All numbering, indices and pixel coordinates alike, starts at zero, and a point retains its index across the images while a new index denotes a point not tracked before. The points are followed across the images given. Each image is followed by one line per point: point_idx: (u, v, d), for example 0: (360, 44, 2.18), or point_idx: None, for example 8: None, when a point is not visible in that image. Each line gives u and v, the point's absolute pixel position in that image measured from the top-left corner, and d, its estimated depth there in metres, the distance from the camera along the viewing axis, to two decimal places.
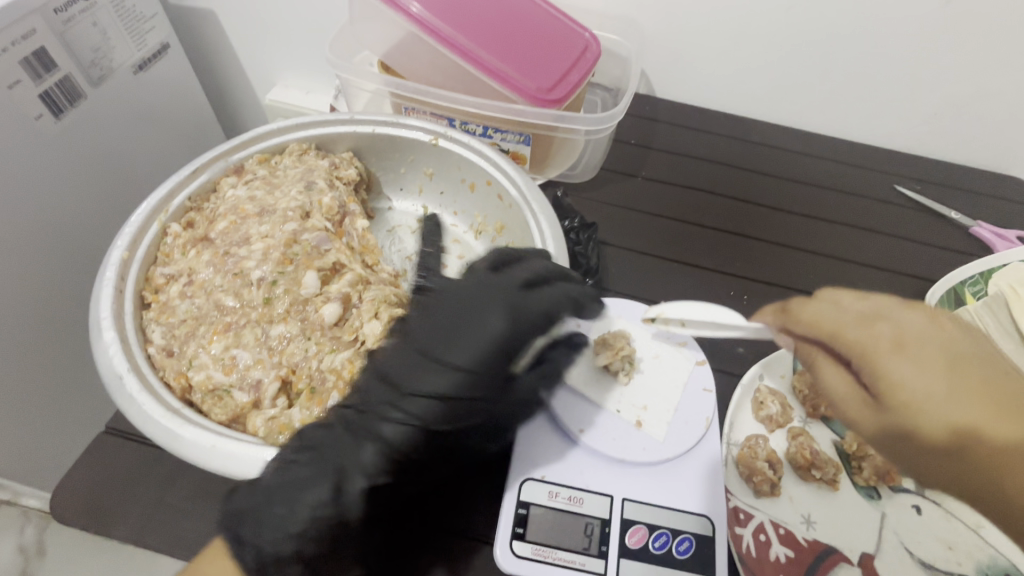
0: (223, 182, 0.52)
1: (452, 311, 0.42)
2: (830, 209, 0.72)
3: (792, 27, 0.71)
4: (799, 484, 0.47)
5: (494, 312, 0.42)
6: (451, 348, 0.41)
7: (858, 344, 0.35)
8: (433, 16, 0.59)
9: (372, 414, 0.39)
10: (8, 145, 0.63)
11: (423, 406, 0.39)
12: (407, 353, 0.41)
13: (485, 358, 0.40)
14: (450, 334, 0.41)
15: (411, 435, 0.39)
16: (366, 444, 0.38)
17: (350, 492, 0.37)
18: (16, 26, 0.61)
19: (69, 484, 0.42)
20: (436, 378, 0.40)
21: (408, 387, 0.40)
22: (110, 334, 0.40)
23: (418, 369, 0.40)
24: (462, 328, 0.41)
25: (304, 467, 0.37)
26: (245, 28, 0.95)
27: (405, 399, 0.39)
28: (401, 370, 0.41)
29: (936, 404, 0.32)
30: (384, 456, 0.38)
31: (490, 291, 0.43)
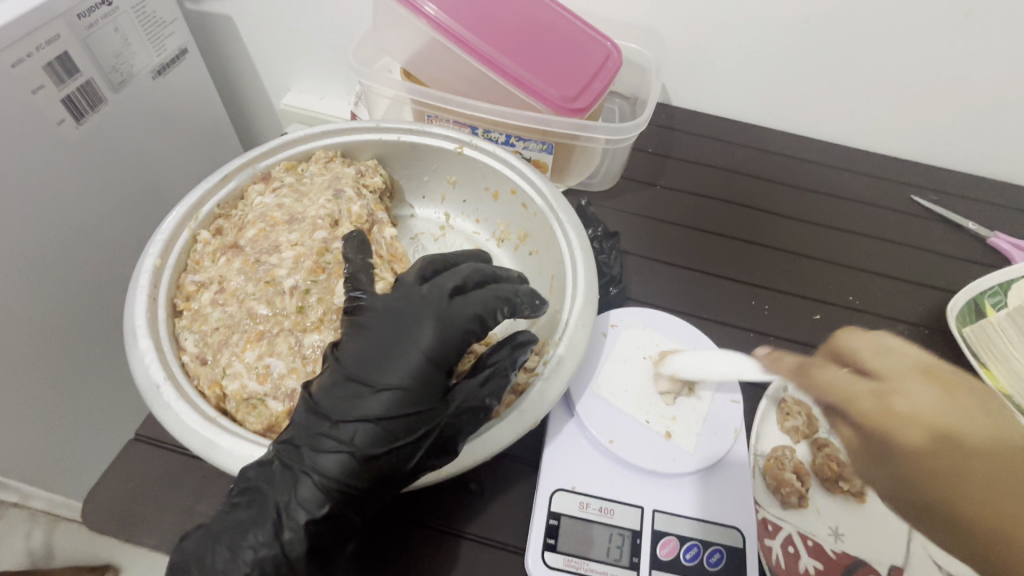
0: (251, 189, 0.52)
1: (380, 331, 0.39)
2: (847, 220, 0.72)
3: (812, 37, 0.71)
4: (826, 496, 0.46)
5: (422, 323, 0.39)
6: (378, 368, 0.38)
7: (867, 415, 0.31)
8: (458, 24, 0.59)
9: (306, 449, 0.37)
10: (33, 150, 0.64)
11: (356, 432, 0.36)
12: (338, 380, 0.38)
13: (411, 373, 0.38)
14: (375, 354, 0.38)
15: (344, 468, 0.36)
16: (304, 479, 0.36)
17: (292, 529, 0.35)
18: (42, 32, 0.62)
19: (99, 492, 0.42)
20: (366, 401, 0.37)
21: (339, 414, 0.37)
22: (146, 342, 0.40)
23: (350, 395, 0.37)
24: (387, 346, 0.39)
25: (246, 508, 0.36)
26: (262, 34, 0.95)
27: (336, 429, 0.37)
28: (331, 398, 0.38)
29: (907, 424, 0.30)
30: (323, 490, 0.36)
31: (413, 304, 0.40)
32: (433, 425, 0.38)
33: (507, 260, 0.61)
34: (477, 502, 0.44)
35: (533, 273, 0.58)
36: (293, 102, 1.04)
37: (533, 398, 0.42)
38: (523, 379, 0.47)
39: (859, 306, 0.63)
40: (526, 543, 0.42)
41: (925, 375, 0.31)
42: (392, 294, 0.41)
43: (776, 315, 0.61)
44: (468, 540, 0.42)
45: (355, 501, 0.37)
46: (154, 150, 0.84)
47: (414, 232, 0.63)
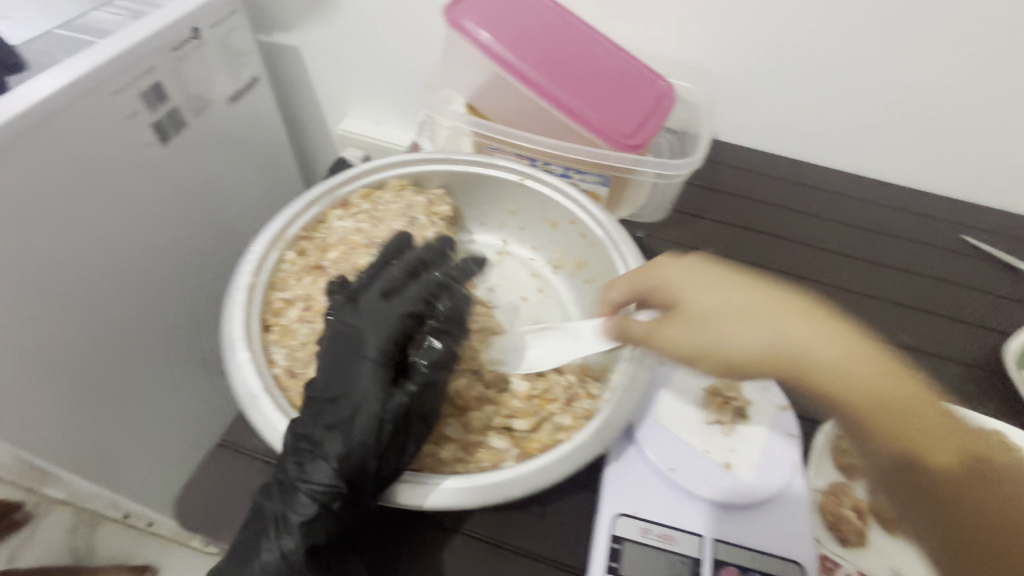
0: (332, 215, 0.55)
1: (338, 343, 0.42)
2: (899, 257, 0.73)
3: (861, 78, 0.73)
4: (886, 536, 0.46)
5: (368, 331, 0.41)
6: (338, 378, 0.41)
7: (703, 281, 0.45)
8: (523, 62, 0.63)
9: (291, 464, 0.39)
10: (123, 169, 0.69)
11: (330, 440, 0.39)
12: (313, 399, 0.41)
13: (366, 378, 0.40)
14: (337, 369, 0.41)
15: (327, 475, 0.38)
16: (297, 490, 0.39)
17: (290, 534, 0.39)
18: (139, 63, 0.69)
19: (188, 493, 0.45)
20: (335, 410, 0.40)
21: (315, 427, 0.40)
22: (244, 354, 0.43)
23: (321, 409, 0.40)
24: (346, 360, 0.41)
25: (253, 520, 0.40)
26: (326, 65, 1.02)
27: (315, 440, 0.39)
28: (309, 414, 0.40)
29: (784, 327, 0.40)
30: (314, 498, 0.38)
31: (365, 320, 0.42)
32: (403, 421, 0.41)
33: (562, 287, 0.64)
34: (539, 522, 0.45)
35: (590, 300, 0.61)
36: (349, 128, 1.10)
37: (609, 417, 0.43)
38: (588, 404, 0.48)
39: (912, 344, 0.63)
40: (588, 565, 0.43)
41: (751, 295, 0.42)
42: (344, 309, 0.44)
43: None
44: (529, 559, 0.44)
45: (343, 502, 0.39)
46: (222, 171, 0.90)
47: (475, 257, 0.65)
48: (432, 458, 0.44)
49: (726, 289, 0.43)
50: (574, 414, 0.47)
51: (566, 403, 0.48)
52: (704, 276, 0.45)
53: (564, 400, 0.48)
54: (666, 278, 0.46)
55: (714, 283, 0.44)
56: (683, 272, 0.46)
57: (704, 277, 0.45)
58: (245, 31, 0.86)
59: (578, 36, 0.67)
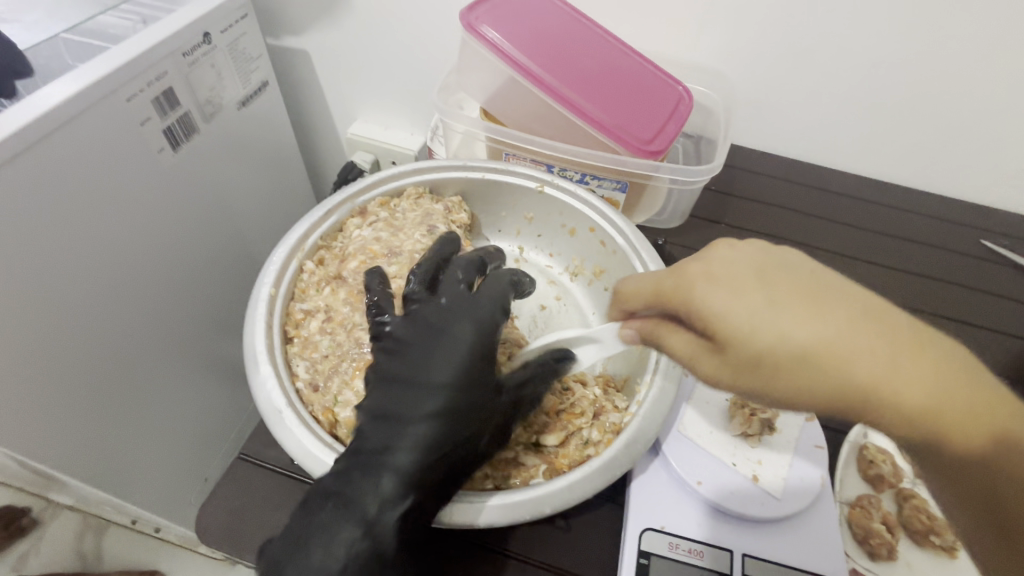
0: (350, 223, 0.54)
1: (421, 334, 0.42)
2: (918, 263, 0.72)
3: (881, 82, 0.72)
4: (915, 549, 0.46)
5: (460, 322, 0.42)
6: (429, 366, 0.40)
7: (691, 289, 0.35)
8: (540, 67, 0.62)
9: (383, 450, 0.38)
10: (135, 175, 0.69)
11: (426, 426, 0.39)
12: (396, 386, 0.40)
13: (461, 366, 0.41)
14: (428, 358, 0.41)
15: (421, 458, 0.38)
16: (384, 476, 0.37)
17: (382, 523, 0.37)
18: (151, 69, 0.68)
19: (207, 509, 0.44)
20: (428, 397, 0.39)
21: (407, 414, 0.39)
22: (266, 367, 0.42)
23: (410, 396, 0.40)
24: (439, 351, 0.41)
25: (328, 509, 0.37)
26: (336, 68, 1.02)
27: (411, 423, 0.39)
28: (395, 401, 0.40)
29: (867, 360, 0.31)
30: (407, 484, 0.38)
31: (457, 312, 0.43)
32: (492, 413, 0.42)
33: (581, 295, 0.63)
34: (565, 537, 0.45)
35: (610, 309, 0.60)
36: (358, 131, 1.09)
37: (635, 433, 0.43)
38: (616, 417, 0.46)
39: None
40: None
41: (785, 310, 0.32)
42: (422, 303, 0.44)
43: None
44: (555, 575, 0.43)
45: (437, 488, 0.39)
46: (232, 177, 0.89)
47: None
48: None
49: (787, 319, 0.32)
50: (602, 428, 0.46)
51: (594, 417, 0.47)
52: (754, 299, 0.33)
53: (591, 414, 0.46)
54: (704, 298, 0.34)
55: (770, 307, 0.32)
56: (726, 293, 0.33)
57: (754, 298, 0.33)
58: (255, 36, 0.86)
59: (595, 40, 0.66)
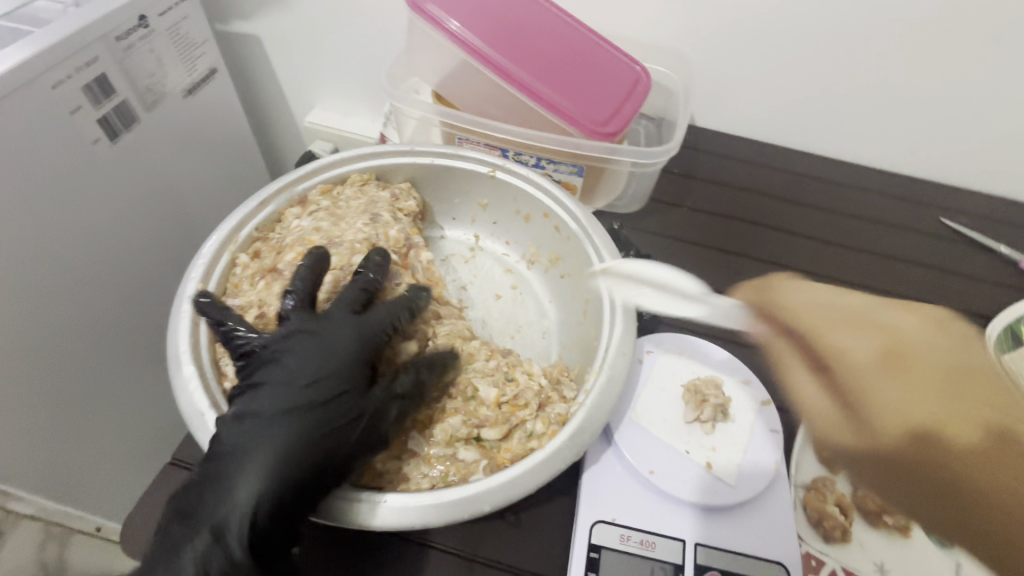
0: (289, 213, 0.52)
1: (294, 337, 0.41)
2: (880, 243, 0.71)
3: (841, 59, 0.71)
4: (869, 530, 0.46)
5: (338, 327, 0.42)
6: (297, 366, 0.40)
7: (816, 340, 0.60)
8: (490, 48, 0.60)
9: (233, 451, 0.38)
10: (69, 167, 0.65)
11: (285, 425, 0.39)
12: (264, 387, 0.40)
13: (331, 367, 0.41)
14: (297, 356, 0.41)
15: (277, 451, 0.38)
16: (238, 483, 0.37)
17: (232, 531, 0.37)
18: (80, 54, 0.64)
19: (134, 520, 0.42)
20: (288, 399, 0.40)
21: (266, 412, 0.39)
22: (190, 368, 0.40)
23: (273, 394, 0.40)
24: (309, 348, 0.41)
25: (181, 520, 0.37)
26: (290, 54, 0.98)
27: (268, 422, 0.39)
28: (256, 402, 0.39)
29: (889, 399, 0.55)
30: (257, 489, 0.37)
31: (336, 317, 0.43)
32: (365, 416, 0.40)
33: (537, 283, 0.61)
34: (516, 533, 0.43)
35: (566, 297, 0.58)
36: (317, 121, 1.06)
37: (579, 425, 0.41)
38: (562, 408, 0.44)
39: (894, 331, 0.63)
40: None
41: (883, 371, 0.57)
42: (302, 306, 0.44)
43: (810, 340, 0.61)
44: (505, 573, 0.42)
45: (294, 495, 0.38)
46: (182, 169, 0.85)
47: (446, 253, 0.63)
48: (397, 472, 0.42)
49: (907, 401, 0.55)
50: (547, 420, 0.43)
51: (539, 409, 0.44)
52: (888, 400, 0.55)
53: (536, 406, 0.44)
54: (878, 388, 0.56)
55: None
56: (885, 399, 0.55)
57: (908, 399, 0.55)
58: (199, 20, 0.81)
59: (548, 15, 0.63)
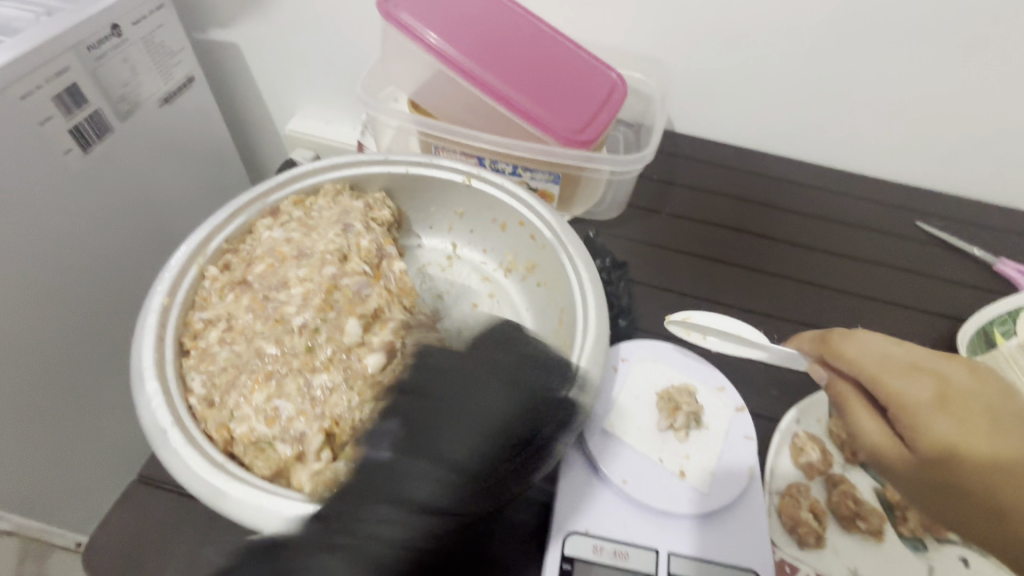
0: (260, 224, 0.51)
1: (437, 403, 0.41)
2: (857, 247, 0.72)
3: (815, 65, 0.72)
4: (843, 535, 0.46)
5: (480, 394, 0.42)
6: (435, 436, 0.40)
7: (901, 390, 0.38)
8: (465, 56, 0.60)
9: (354, 520, 0.36)
10: (39, 177, 0.64)
11: (415, 501, 0.37)
12: (401, 452, 0.39)
13: (476, 436, 0.40)
14: (431, 423, 0.41)
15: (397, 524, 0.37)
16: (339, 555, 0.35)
17: None
18: (51, 63, 0.63)
19: (95, 541, 0.41)
20: (427, 473, 0.38)
21: (405, 483, 0.38)
22: (152, 384, 0.39)
23: (411, 463, 0.39)
24: (454, 416, 0.41)
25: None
26: (269, 62, 0.97)
27: (403, 494, 0.37)
28: (388, 470, 0.38)
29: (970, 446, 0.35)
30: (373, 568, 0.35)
31: (477, 380, 0.43)
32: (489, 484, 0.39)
33: (514, 292, 0.61)
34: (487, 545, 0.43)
35: (543, 305, 0.58)
36: (298, 128, 1.05)
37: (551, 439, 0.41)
38: None
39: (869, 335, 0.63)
40: None
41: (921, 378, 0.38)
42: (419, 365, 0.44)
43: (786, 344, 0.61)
44: None
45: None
46: (159, 178, 0.84)
47: (422, 262, 0.62)
48: None
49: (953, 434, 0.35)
50: None
51: None
52: (932, 422, 0.36)
53: None
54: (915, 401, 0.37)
55: (1002, 439, 0.34)
56: (929, 421, 0.36)
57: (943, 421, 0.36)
58: (175, 28, 0.81)
59: (523, 25, 0.64)
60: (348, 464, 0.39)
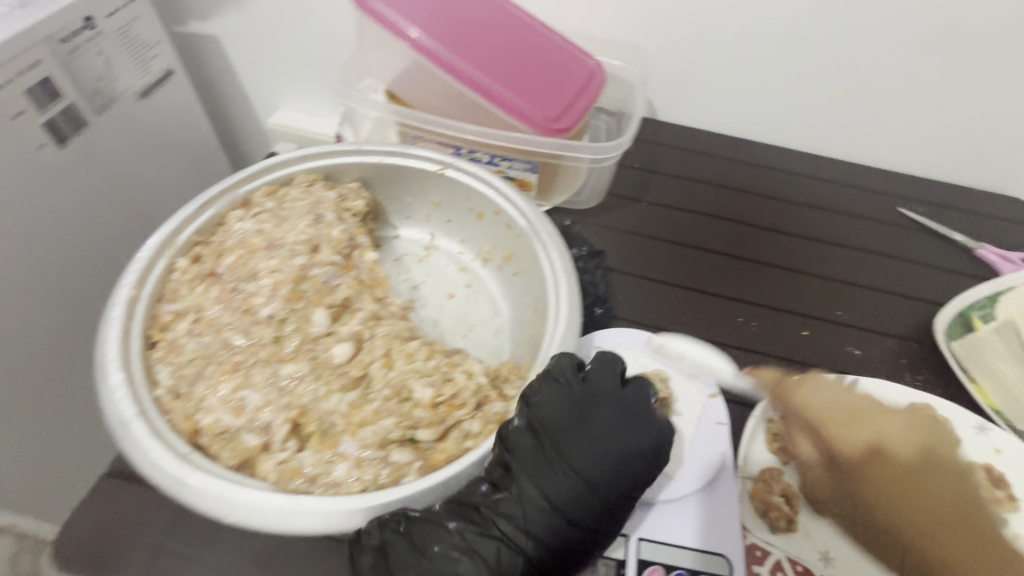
0: (231, 216, 0.51)
1: (581, 422, 0.42)
2: (838, 233, 0.72)
3: (796, 50, 0.72)
4: (815, 519, 0.46)
5: (612, 420, 0.42)
6: (573, 454, 0.40)
7: (841, 432, 0.50)
8: (439, 44, 0.59)
9: (478, 521, 0.39)
10: (12, 172, 0.63)
11: (533, 517, 0.39)
12: (528, 463, 0.40)
13: (599, 462, 0.40)
14: (569, 453, 0.41)
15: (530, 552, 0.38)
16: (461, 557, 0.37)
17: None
18: (21, 57, 0.62)
19: (69, 531, 0.42)
20: (553, 488, 0.39)
21: (529, 495, 0.39)
22: (117, 376, 0.40)
23: (538, 474, 0.40)
24: (601, 444, 0.41)
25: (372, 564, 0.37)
26: (250, 54, 0.96)
27: (523, 502, 0.39)
28: (518, 479, 0.40)
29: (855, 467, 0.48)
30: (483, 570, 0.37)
31: (614, 404, 0.43)
32: (609, 515, 0.40)
33: (491, 282, 0.60)
34: None
35: (518, 294, 0.58)
36: (280, 121, 1.04)
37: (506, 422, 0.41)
38: (501, 407, 0.43)
39: (847, 320, 0.63)
40: None
41: (848, 418, 0.51)
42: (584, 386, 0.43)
43: (764, 330, 0.61)
44: None
45: None
46: (140, 173, 0.84)
47: (399, 253, 0.62)
48: (327, 479, 0.38)
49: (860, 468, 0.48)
50: (484, 419, 0.42)
51: (476, 408, 0.43)
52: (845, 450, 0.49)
53: (473, 405, 0.42)
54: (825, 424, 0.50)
55: (891, 480, 0.47)
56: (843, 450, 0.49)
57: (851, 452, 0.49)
58: (152, 20, 0.80)
59: (497, 12, 0.63)
60: (312, 454, 0.39)
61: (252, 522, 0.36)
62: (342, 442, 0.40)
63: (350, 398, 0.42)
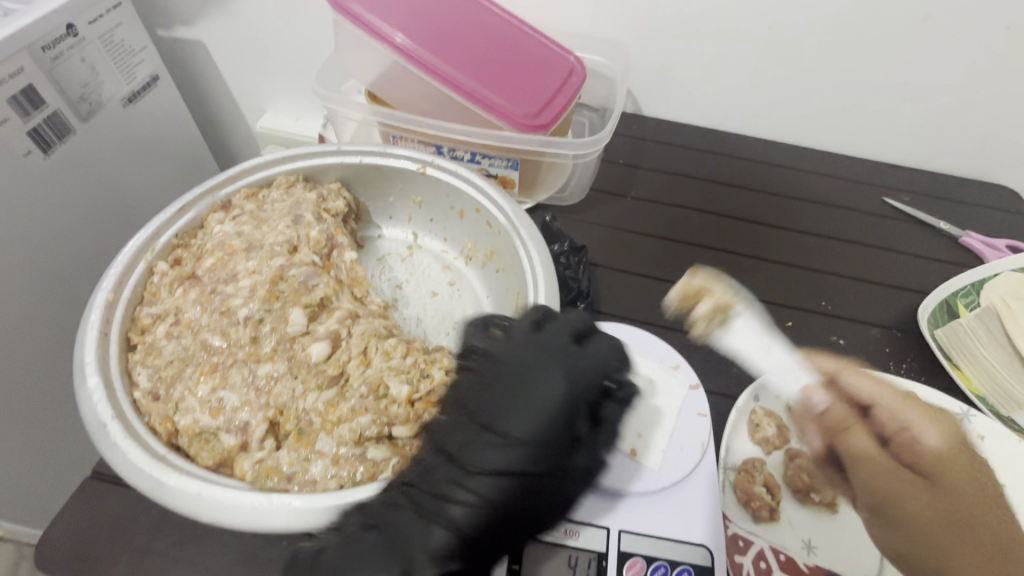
0: (211, 218, 0.52)
1: (509, 381, 0.42)
2: (823, 224, 0.72)
3: (776, 42, 0.72)
4: (798, 508, 0.47)
5: (537, 374, 0.42)
6: (504, 416, 0.40)
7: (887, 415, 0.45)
8: (416, 44, 0.60)
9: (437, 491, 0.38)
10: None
11: (485, 483, 0.38)
12: (466, 426, 0.41)
13: (534, 417, 0.40)
14: (495, 409, 0.41)
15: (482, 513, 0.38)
16: (434, 528, 0.37)
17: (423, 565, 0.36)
18: (4, 65, 0.62)
19: (52, 536, 0.42)
20: (492, 453, 0.39)
21: (468, 462, 0.39)
22: (94, 378, 0.40)
23: (473, 441, 0.40)
24: (528, 402, 0.41)
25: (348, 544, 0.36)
26: (236, 59, 0.97)
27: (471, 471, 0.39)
28: (460, 443, 0.40)
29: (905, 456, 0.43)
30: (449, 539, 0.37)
31: (537, 357, 0.43)
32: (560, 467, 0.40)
33: (475, 279, 0.61)
34: None
35: (499, 291, 0.58)
36: (268, 125, 1.04)
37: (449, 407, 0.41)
38: None
39: (834, 311, 0.63)
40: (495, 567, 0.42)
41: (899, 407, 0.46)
42: (505, 346, 0.44)
43: None
44: None
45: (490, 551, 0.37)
46: (128, 179, 0.84)
47: (382, 253, 0.62)
48: (304, 476, 0.40)
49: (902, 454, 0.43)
50: None
51: None
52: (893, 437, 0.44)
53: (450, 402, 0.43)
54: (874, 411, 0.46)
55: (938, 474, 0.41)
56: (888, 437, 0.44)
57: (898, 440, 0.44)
58: (134, 26, 0.80)
59: (475, 11, 0.63)
60: (288, 453, 0.40)
61: (229, 519, 0.36)
62: (318, 441, 0.41)
63: (327, 396, 0.43)
